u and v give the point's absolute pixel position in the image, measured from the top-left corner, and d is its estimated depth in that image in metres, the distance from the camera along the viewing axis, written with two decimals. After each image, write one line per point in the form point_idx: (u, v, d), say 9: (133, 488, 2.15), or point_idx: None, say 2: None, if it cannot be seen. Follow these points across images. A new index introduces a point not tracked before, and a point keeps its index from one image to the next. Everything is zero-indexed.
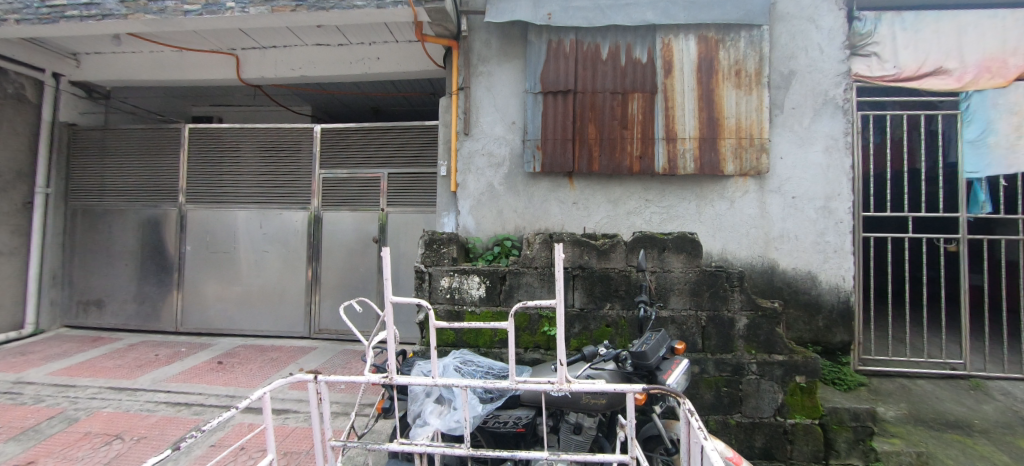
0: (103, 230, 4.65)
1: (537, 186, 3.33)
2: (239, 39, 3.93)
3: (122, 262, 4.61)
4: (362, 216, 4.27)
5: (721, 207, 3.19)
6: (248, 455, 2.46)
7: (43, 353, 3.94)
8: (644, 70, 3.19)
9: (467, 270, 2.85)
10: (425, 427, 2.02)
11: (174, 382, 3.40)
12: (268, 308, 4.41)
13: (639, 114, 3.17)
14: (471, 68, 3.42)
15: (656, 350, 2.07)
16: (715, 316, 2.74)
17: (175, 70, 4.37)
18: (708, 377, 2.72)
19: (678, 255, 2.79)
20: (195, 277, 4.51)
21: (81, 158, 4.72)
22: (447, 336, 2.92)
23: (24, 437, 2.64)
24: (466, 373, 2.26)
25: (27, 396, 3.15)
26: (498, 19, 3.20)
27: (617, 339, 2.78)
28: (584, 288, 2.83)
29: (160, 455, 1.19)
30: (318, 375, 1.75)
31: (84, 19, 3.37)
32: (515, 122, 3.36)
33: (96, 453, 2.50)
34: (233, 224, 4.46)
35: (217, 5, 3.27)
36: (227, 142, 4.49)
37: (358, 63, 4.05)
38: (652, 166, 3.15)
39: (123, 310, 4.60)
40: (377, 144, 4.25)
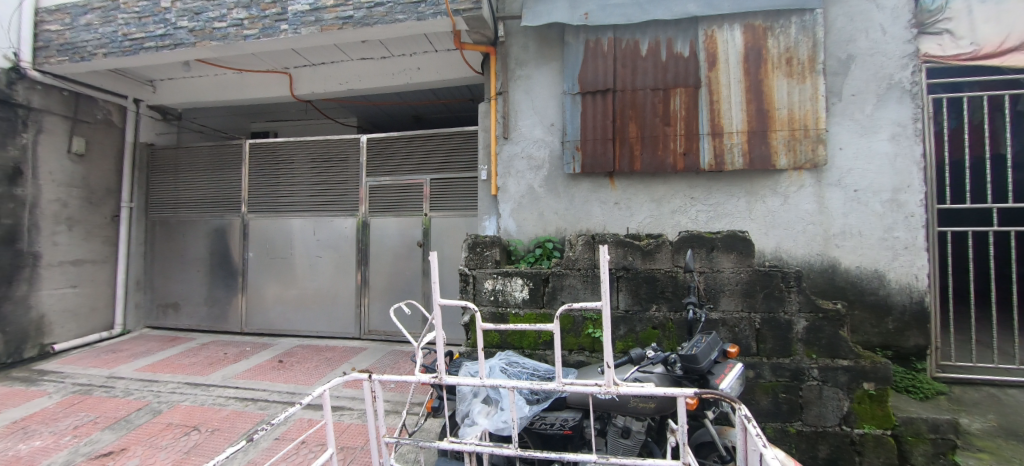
0: (178, 239, 5.10)
1: (578, 187, 3.30)
2: (292, 58, 4.20)
3: (194, 268, 5.04)
4: (406, 221, 4.42)
5: (774, 203, 3.03)
6: (309, 449, 2.61)
7: (131, 351, 4.38)
8: (687, 64, 3.09)
9: (510, 272, 2.88)
10: (473, 426, 2.07)
11: (242, 378, 3.67)
12: (322, 311, 4.66)
13: (682, 110, 3.08)
14: (509, 73, 3.46)
15: (707, 354, 2.01)
16: (770, 318, 2.61)
17: (235, 90, 4.72)
18: (765, 382, 2.60)
19: (728, 255, 2.68)
20: (257, 281, 4.85)
21: (158, 174, 5.20)
22: (492, 338, 2.96)
23: (118, 426, 2.96)
24: (512, 374, 2.31)
25: (119, 389, 3.52)
26: (536, 22, 3.22)
27: (666, 342, 2.71)
28: (628, 290, 2.78)
29: (236, 446, 1.29)
30: (372, 374, 1.85)
31: (159, 49, 3.72)
32: (554, 124, 3.36)
33: (177, 442, 2.75)
34: (289, 231, 4.76)
35: (273, 28, 3.49)
36: (281, 155, 4.80)
37: (400, 74, 4.20)
38: (697, 162, 3.05)
39: (196, 313, 5.02)
40: (418, 151, 4.39)
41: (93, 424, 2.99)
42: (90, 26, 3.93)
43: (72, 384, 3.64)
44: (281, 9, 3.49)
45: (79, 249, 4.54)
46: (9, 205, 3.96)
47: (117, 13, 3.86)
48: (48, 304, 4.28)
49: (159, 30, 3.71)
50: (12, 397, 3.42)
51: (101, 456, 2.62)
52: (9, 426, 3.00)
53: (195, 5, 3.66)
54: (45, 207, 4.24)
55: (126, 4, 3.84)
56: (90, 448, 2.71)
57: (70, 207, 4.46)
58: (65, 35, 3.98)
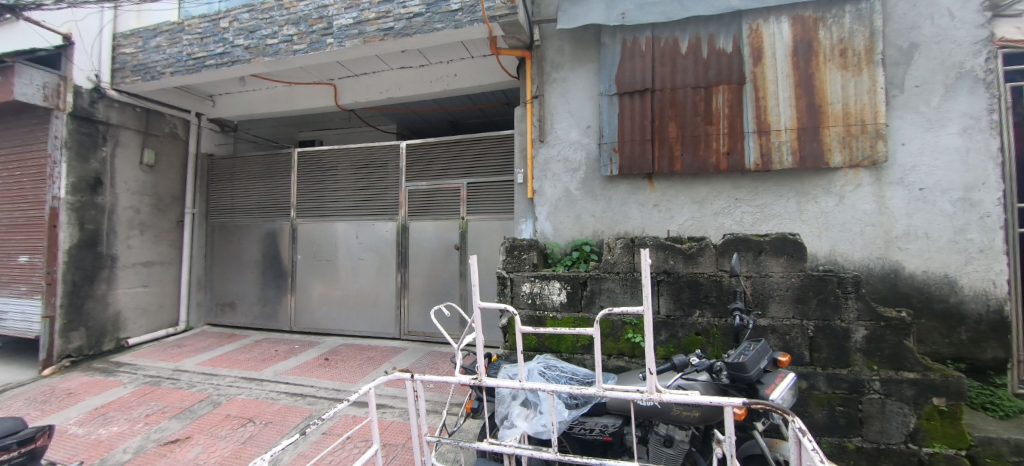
0: (234, 243, 5.46)
1: (615, 189, 3.25)
2: (337, 70, 4.40)
3: (248, 269, 5.38)
4: (444, 224, 4.51)
5: (827, 204, 2.86)
6: (354, 444, 2.72)
7: (193, 346, 4.73)
8: (729, 61, 2.98)
9: (548, 275, 2.89)
10: (513, 429, 2.08)
11: (292, 374, 3.87)
12: (364, 311, 4.83)
13: (725, 108, 2.98)
14: (545, 76, 3.46)
15: (756, 363, 1.92)
16: (825, 326, 2.46)
17: (284, 102, 5.00)
18: (819, 393, 2.45)
19: (778, 259, 2.57)
20: (304, 282, 5.10)
21: (216, 182, 5.59)
22: (530, 341, 2.97)
23: (183, 415, 3.21)
24: (551, 378, 2.31)
25: (183, 381, 3.81)
26: (571, 24, 3.20)
27: (710, 349, 2.62)
28: (669, 294, 2.72)
29: (291, 438, 1.40)
30: (414, 374, 1.90)
31: (219, 66, 4.01)
32: (591, 126, 3.33)
33: (235, 433, 2.94)
34: (334, 235, 4.98)
35: (320, 43, 3.68)
36: (326, 162, 5.04)
37: (437, 81, 4.31)
38: (741, 162, 2.92)
39: (250, 311, 5.35)
40: (454, 155, 4.47)
41: (161, 413, 3.25)
42: (159, 47, 4.30)
43: (143, 375, 3.97)
44: (327, 24, 3.67)
45: (149, 251, 4.96)
46: (91, 212, 4.38)
47: (183, 35, 4.19)
48: (123, 302, 4.70)
49: (219, 49, 4.00)
50: (94, 386, 3.79)
51: (169, 443, 2.85)
52: (92, 412, 3.32)
53: (250, 24, 3.92)
54: (121, 214, 4.66)
55: (190, 26, 4.17)
56: (160, 435, 2.95)
57: (142, 213, 4.89)
58: (138, 57, 4.38)
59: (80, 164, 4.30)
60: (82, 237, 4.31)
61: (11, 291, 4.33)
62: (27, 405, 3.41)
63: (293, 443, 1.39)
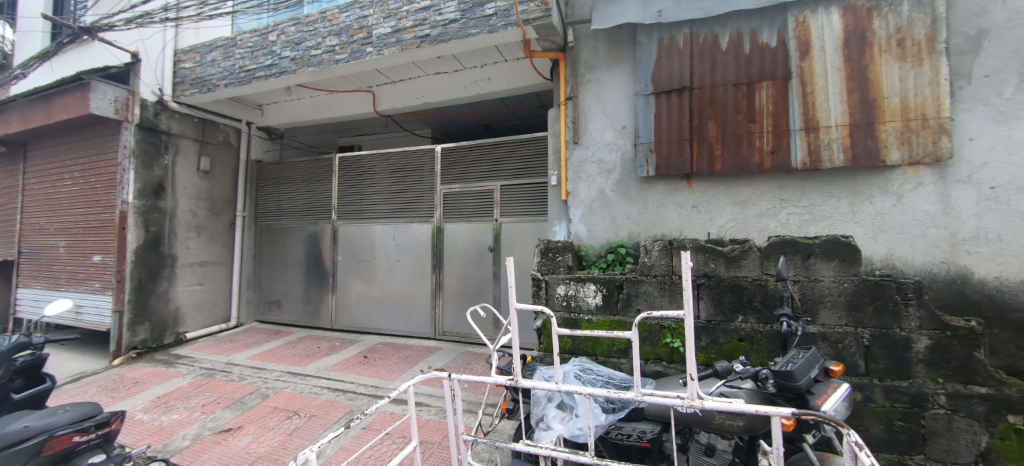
0: (279, 244, 5.75)
1: (652, 191, 3.17)
2: (375, 78, 4.56)
3: (292, 269, 5.64)
4: (478, 226, 4.57)
5: (884, 205, 2.67)
6: (392, 440, 2.80)
7: (243, 342, 5.02)
8: (774, 55, 2.86)
9: (583, 278, 2.90)
10: (548, 431, 2.07)
11: (333, 371, 4.04)
12: (401, 311, 4.97)
13: (769, 105, 2.85)
14: (579, 77, 3.43)
15: (805, 372, 1.83)
16: (882, 335, 2.31)
17: (326, 109, 5.22)
18: (876, 406, 2.31)
19: (828, 262, 2.44)
20: (345, 282, 5.31)
21: (263, 187, 5.90)
22: (565, 343, 2.97)
23: (235, 406, 3.42)
24: (587, 381, 2.30)
25: (235, 374, 4.05)
26: (606, 24, 3.17)
27: (754, 356, 2.52)
28: (710, 299, 2.64)
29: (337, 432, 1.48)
30: (451, 374, 1.95)
31: (268, 78, 4.25)
32: (626, 126, 3.27)
33: (281, 424, 3.10)
34: (372, 237, 5.15)
35: (360, 52, 3.83)
36: (364, 167, 5.23)
37: (471, 85, 4.38)
38: (787, 161, 2.79)
39: (294, 310, 5.61)
40: (488, 158, 4.53)
41: (216, 403, 3.47)
42: (214, 61, 4.61)
43: (199, 368, 4.25)
44: (367, 34, 3.81)
45: (204, 252, 5.31)
46: (154, 216, 4.75)
47: (235, 49, 4.48)
48: (182, 299, 5.05)
49: (267, 61, 4.24)
50: (157, 376, 4.09)
51: (223, 431, 3.04)
52: (156, 400, 3.59)
53: (296, 37, 4.13)
54: (180, 217, 5.02)
55: (241, 41, 4.44)
56: (214, 423, 3.16)
57: (198, 216, 5.24)
58: (196, 71, 4.71)
59: (145, 171, 4.68)
60: (146, 239, 4.68)
61: (86, 287, 4.76)
62: (101, 392, 3.74)
63: (338, 436, 1.46)
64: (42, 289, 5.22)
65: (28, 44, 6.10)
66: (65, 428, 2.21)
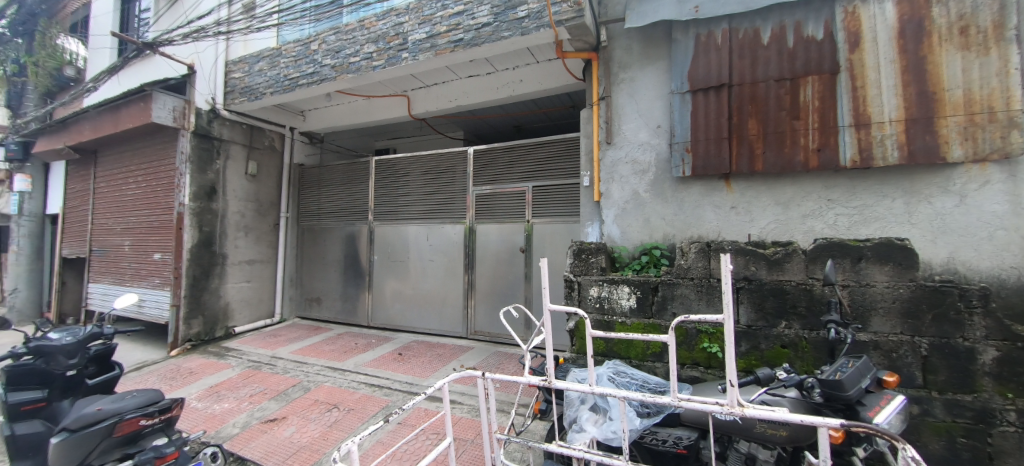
0: (319, 243, 6.00)
1: (688, 191, 3.10)
2: (410, 82, 4.69)
3: (331, 268, 5.87)
4: (509, 228, 4.61)
5: (944, 205, 2.48)
6: (426, 436, 2.88)
7: (286, 336, 5.27)
8: (820, 49, 2.73)
9: (617, 280, 2.88)
10: (582, 433, 2.06)
11: (370, 367, 4.18)
12: (434, 310, 5.07)
13: (815, 100, 2.72)
14: (612, 76, 3.40)
15: (856, 382, 1.73)
16: (942, 345, 2.16)
17: (363, 114, 5.41)
18: (935, 421, 2.16)
19: (881, 266, 2.31)
20: (380, 281, 5.48)
21: (305, 189, 6.18)
22: (598, 346, 2.95)
23: (280, 397, 3.61)
24: (621, 384, 2.27)
25: (279, 367, 4.27)
26: (640, 22, 3.13)
27: (798, 363, 2.42)
28: (751, 303, 2.56)
29: (376, 425, 1.53)
30: (485, 373, 1.98)
31: (310, 85, 4.45)
32: (661, 126, 3.21)
33: (322, 416, 3.25)
34: (406, 237, 5.29)
35: (396, 58, 3.95)
36: (399, 170, 5.38)
37: (503, 87, 4.41)
38: (835, 159, 2.65)
39: (332, 307, 5.84)
40: (519, 160, 4.56)
41: (262, 394, 3.68)
42: (261, 71, 4.88)
43: (247, 360, 4.51)
44: (403, 40, 3.93)
45: (252, 251, 5.61)
46: (207, 217, 5.09)
47: (281, 59, 4.72)
48: (232, 295, 5.37)
49: (310, 69, 4.45)
50: (209, 367, 4.38)
51: (269, 421, 3.22)
52: (208, 389, 3.84)
53: (336, 45, 4.31)
54: (230, 218, 5.33)
55: (286, 51, 4.68)
56: (261, 413, 3.35)
57: (246, 217, 5.54)
58: (245, 80, 5.00)
59: (199, 175, 5.01)
60: (200, 238, 5.01)
61: (147, 283, 5.15)
62: (161, 380, 4.04)
63: (377, 429, 1.52)
64: (110, 284, 5.68)
65: (98, 60, 6.68)
66: (133, 412, 2.40)
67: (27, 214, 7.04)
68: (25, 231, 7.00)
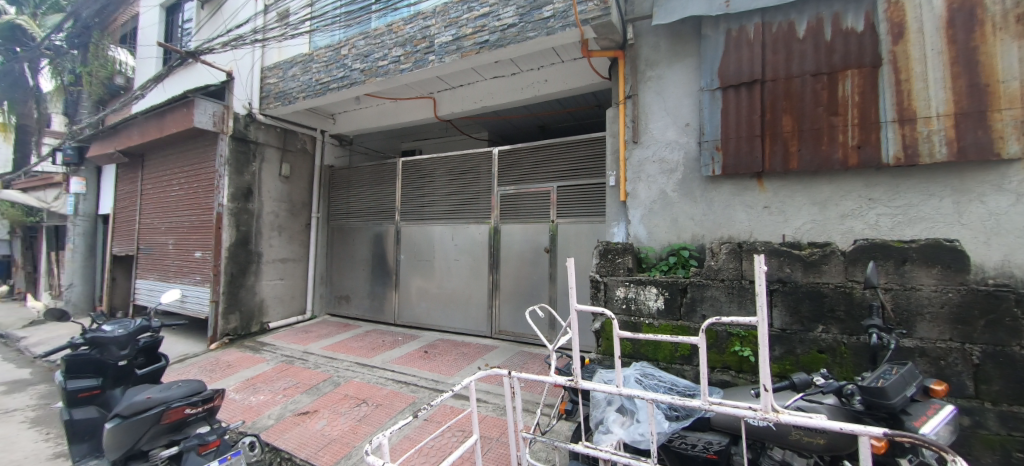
0: (348, 243, 6.17)
1: (718, 190, 3.02)
2: (436, 84, 4.76)
3: (359, 266, 6.03)
4: (534, 228, 4.61)
5: (1000, 205, 2.32)
6: (452, 433, 2.92)
7: (317, 333, 5.45)
8: (860, 41, 2.61)
9: (644, 281, 2.85)
10: (608, 434, 2.05)
11: (397, 363, 4.27)
12: (459, 309, 5.13)
13: (855, 95, 2.61)
14: (639, 74, 3.36)
15: (900, 389, 1.65)
16: (996, 353, 2.03)
17: (390, 116, 5.53)
18: (988, 434, 2.04)
19: (928, 269, 2.20)
20: (407, 280, 5.59)
21: (335, 190, 6.36)
22: (625, 347, 2.93)
23: (312, 391, 3.74)
24: (649, 386, 2.25)
25: (311, 362, 4.43)
26: (668, 19, 3.08)
27: (836, 369, 2.33)
28: (785, 306, 2.48)
29: (406, 420, 1.56)
30: (511, 371, 1.99)
31: (340, 89, 4.59)
32: (690, 124, 3.15)
33: (352, 411, 3.35)
34: (432, 237, 5.38)
35: (423, 61, 4.02)
36: (425, 170, 5.48)
37: (528, 87, 4.43)
38: (876, 156, 2.53)
39: (361, 305, 5.99)
40: (544, 160, 4.56)
41: (295, 388, 3.82)
42: (295, 76, 5.06)
43: (280, 355, 4.69)
44: (430, 43, 4.00)
45: (285, 250, 5.83)
46: (244, 217, 5.32)
47: (313, 64, 4.89)
48: (267, 291, 5.60)
49: (341, 73, 4.58)
50: (246, 360, 4.58)
51: (302, 414, 3.34)
52: (245, 381, 4.02)
53: (365, 49, 4.43)
54: (265, 218, 5.56)
55: (318, 56, 4.84)
56: (295, 406, 3.48)
57: (280, 217, 5.76)
58: (279, 85, 5.20)
59: (236, 177, 5.25)
60: (237, 237, 5.25)
61: (189, 279, 5.43)
62: (201, 372, 4.25)
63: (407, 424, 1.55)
64: (155, 280, 6.02)
65: (145, 69, 7.08)
66: (179, 400, 2.53)
67: (82, 214, 7.54)
68: (80, 230, 7.50)
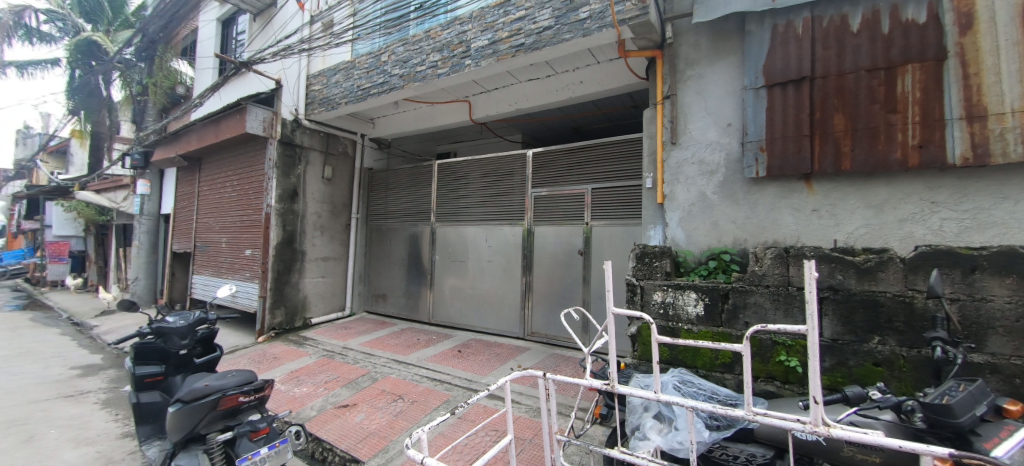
0: (385, 243, 6.37)
1: (762, 193, 2.91)
2: (471, 88, 4.85)
3: (396, 266, 6.21)
4: (568, 230, 4.60)
5: None
6: (486, 433, 2.97)
7: (356, 329, 5.66)
8: (922, 33, 2.44)
9: (683, 285, 2.80)
10: (645, 441, 2.02)
11: (432, 361, 4.38)
12: (492, 310, 5.19)
13: (915, 91, 2.44)
14: (678, 74, 3.28)
15: (969, 407, 1.53)
16: None
17: (427, 120, 5.67)
18: None
19: (1001, 279, 2.03)
20: (441, 280, 5.71)
21: (373, 191, 6.58)
22: (662, 353, 2.87)
23: (351, 385, 3.89)
24: (688, 393, 2.19)
25: (351, 357, 4.61)
26: (709, 16, 3.00)
27: (894, 384, 2.20)
28: (836, 315, 2.36)
29: (443, 417, 1.60)
30: (546, 373, 1.99)
31: (380, 94, 4.75)
32: (732, 123, 3.04)
33: (389, 406, 3.46)
34: (466, 238, 5.47)
35: (459, 65, 4.11)
36: (459, 173, 5.58)
37: (563, 89, 4.43)
38: (940, 156, 2.35)
39: (397, 303, 6.16)
40: (578, 162, 4.55)
41: (336, 381, 3.99)
42: (337, 83, 5.29)
43: (322, 349, 4.91)
44: (466, 47, 4.08)
45: (327, 249, 6.09)
46: (290, 217, 5.61)
47: (355, 71, 5.10)
48: (309, 288, 5.87)
49: (381, 79, 4.75)
50: (291, 353, 4.82)
51: (342, 406, 3.50)
52: (291, 373, 4.24)
53: (404, 55, 4.57)
54: (309, 218, 5.84)
55: (359, 63, 5.04)
56: (335, 399, 3.64)
57: (322, 218, 6.03)
58: (323, 92, 5.45)
59: (284, 179, 5.56)
60: (284, 236, 5.54)
61: (240, 275, 5.78)
62: (251, 363, 4.52)
63: (445, 421, 1.59)
64: (210, 276, 6.45)
65: (203, 79, 7.61)
66: (233, 389, 2.68)
67: (147, 214, 8.19)
68: (145, 228, 8.14)
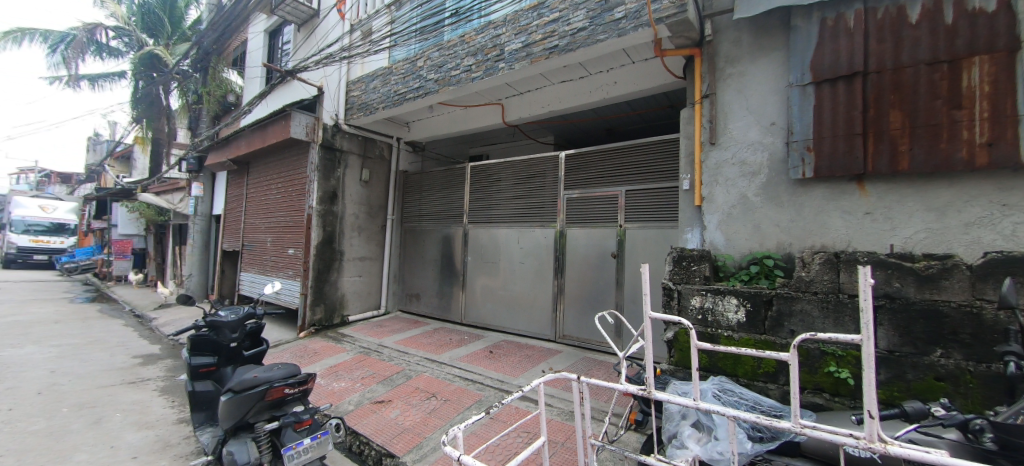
0: (419, 244, 6.52)
1: (809, 195, 2.77)
2: (504, 91, 4.89)
3: (429, 266, 6.35)
4: (601, 232, 4.55)
5: None
6: (518, 434, 2.99)
7: (391, 328, 5.83)
8: (992, 22, 2.25)
9: (722, 290, 2.71)
10: (683, 449, 1.96)
11: (464, 361, 4.44)
12: (524, 311, 5.20)
13: (984, 85, 2.26)
14: (717, 72, 3.19)
15: None
16: None
17: (460, 122, 5.77)
18: None
19: None
20: (473, 281, 5.78)
21: (407, 193, 6.75)
22: (700, 360, 2.79)
23: (386, 382, 4.01)
24: (728, 403, 2.12)
25: (386, 354, 4.76)
26: (750, 12, 2.89)
27: (960, 400, 2.04)
28: (893, 324, 2.22)
29: (478, 416, 1.60)
30: (580, 376, 1.95)
31: (415, 98, 4.88)
32: (776, 123, 2.92)
33: (422, 403, 3.54)
34: (498, 239, 5.52)
35: (493, 68, 4.16)
36: (492, 175, 5.64)
37: (596, 90, 4.40)
38: (1013, 155, 2.17)
39: (429, 303, 6.29)
40: (612, 164, 4.49)
41: (372, 377, 4.13)
42: (375, 88, 5.49)
43: (359, 346, 5.10)
44: (499, 51, 4.12)
45: (363, 249, 6.30)
46: (329, 218, 5.85)
47: (391, 76, 5.27)
48: (347, 287, 6.10)
49: (417, 84, 4.88)
50: (329, 349, 5.03)
51: (378, 402, 3.61)
52: (330, 368, 4.42)
53: (439, 60, 4.67)
54: (347, 220, 6.07)
55: (396, 69, 5.21)
56: (372, 394, 3.77)
57: (360, 219, 6.24)
58: (362, 97, 5.67)
59: (324, 181, 5.81)
60: (324, 237, 5.79)
61: (284, 274, 6.09)
62: (294, 357, 4.75)
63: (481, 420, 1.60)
64: (256, 273, 6.82)
65: (252, 87, 8.07)
66: (280, 381, 2.83)
67: (200, 215, 8.77)
68: (198, 228, 8.71)
